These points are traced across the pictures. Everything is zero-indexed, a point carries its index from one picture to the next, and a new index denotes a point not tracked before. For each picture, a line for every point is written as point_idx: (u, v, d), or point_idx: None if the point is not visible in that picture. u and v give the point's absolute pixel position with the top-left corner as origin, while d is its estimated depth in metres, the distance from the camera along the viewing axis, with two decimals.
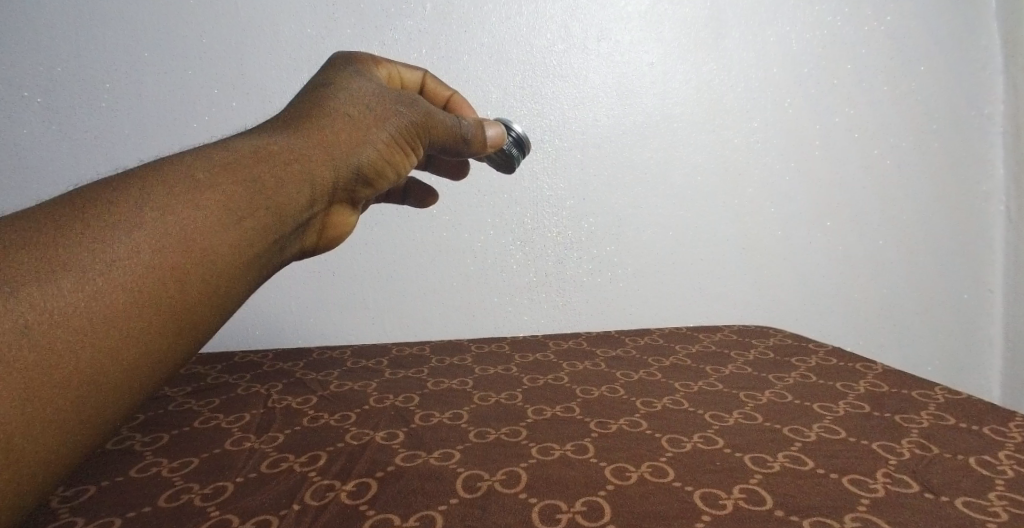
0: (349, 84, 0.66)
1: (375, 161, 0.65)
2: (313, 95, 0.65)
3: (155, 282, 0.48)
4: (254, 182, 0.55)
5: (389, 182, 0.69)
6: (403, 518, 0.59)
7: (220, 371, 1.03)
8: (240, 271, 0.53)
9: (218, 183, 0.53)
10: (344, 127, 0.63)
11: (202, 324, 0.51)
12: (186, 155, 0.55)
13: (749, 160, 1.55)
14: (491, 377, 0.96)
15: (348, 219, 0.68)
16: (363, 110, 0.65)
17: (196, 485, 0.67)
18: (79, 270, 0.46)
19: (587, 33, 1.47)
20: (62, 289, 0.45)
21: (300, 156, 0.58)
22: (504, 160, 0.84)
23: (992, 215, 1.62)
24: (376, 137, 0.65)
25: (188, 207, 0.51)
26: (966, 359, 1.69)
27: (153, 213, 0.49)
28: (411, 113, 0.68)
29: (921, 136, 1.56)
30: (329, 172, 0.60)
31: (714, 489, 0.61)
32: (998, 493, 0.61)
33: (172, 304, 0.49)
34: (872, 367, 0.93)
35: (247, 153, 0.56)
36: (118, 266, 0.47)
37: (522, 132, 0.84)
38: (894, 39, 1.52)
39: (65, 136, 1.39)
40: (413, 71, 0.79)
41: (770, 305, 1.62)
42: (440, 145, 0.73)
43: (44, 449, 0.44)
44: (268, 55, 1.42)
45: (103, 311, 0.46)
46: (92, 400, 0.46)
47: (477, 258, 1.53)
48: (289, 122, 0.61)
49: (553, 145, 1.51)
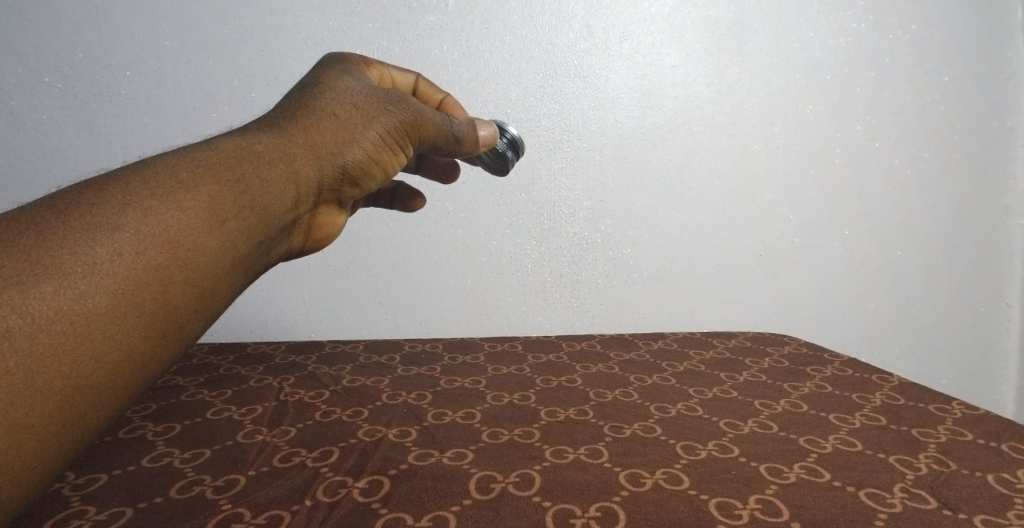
0: (337, 82, 0.65)
1: (362, 161, 0.63)
2: (300, 94, 0.63)
3: (140, 282, 0.47)
4: (237, 182, 0.53)
5: (377, 182, 0.67)
6: (415, 518, 0.59)
7: (232, 363, 1.03)
8: (226, 272, 0.52)
9: (201, 182, 0.52)
10: (330, 127, 0.61)
11: (188, 326, 0.50)
12: (169, 154, 0.53)
13: (769, 165, 1.54)
14: (504, 378, 0.96)
15: (337, 219, 0.66)
16: (350, 109, 0.63)
17: (207, 477, 0.66)
18: (62, 271, 0.45)
19: (609, 33, 1.46)
20: (44, 291, 0.44)
21: (284, 157, 0.57)
22: (498, 161, 0.82)
23: (1011, 228, 1.61)
24: (363, 137, 0.63)
25: (172, 207, 0.50)
26: (981, 374, 1.69)
27: (136, 213, 0.48)
28: (401, 111, 0.66)
29: (943, 147, 1.55)
30: (314, 172, 0.59)
31: (729, 499, 0.61)
32: (1017, 512, 0.60)
33: (158, 304, 0.48)
34: (887, 379, 0.92)
35: (231, 153, 0.55)
36: (102, 266, 0.46)
37: (516, 134, 0.83)
38: (918, 48, 1.51)
39: (85, 124, 1.40)
40: (405, 75, 0.76)
41: (783, 313, 1.61)
42: (431, 144, 0.70)
43: (32, 450, 0.43)
44: (289, 47, 1.42)
45: (87, 312, 0.45)
46: (79, 401, 0.45)
47: (491, 256, 1.52)
48: (274, 122, 0.60)
49: (571, 146, 1.50)
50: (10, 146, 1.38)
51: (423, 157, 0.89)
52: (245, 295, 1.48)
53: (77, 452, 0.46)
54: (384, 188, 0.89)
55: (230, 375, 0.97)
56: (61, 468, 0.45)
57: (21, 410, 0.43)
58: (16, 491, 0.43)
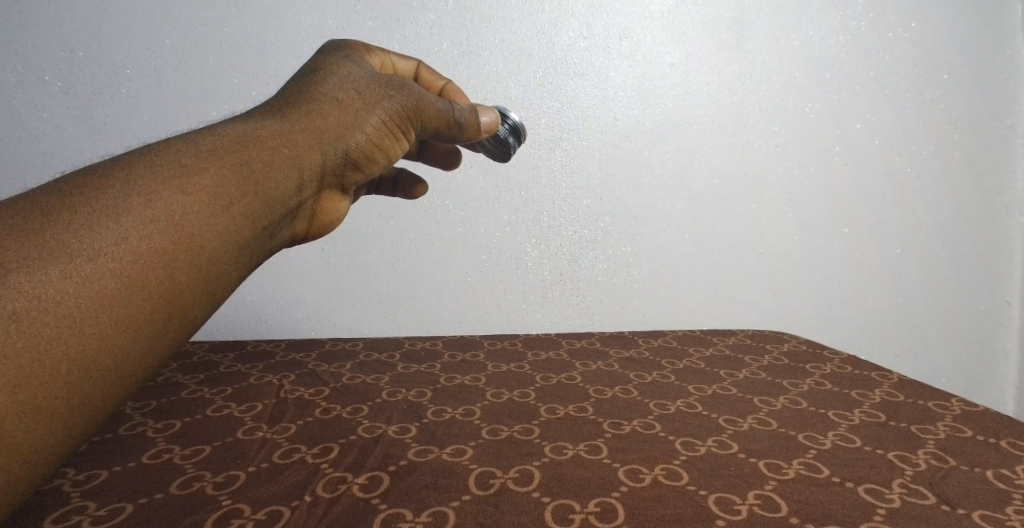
0: (338, 68, 0.64)
1: (364, 146, 0.63)
2: (301, 79, 0.63)
3: (144, 268, 0.47)
4: (241, 166, 0.53)
5: (379, 168, 0.67)
6: (414, 513, 0.59)
7: (232, 360, 1.03)
8: (231, 258, 0.52)
9: (205, 167, 0.52)
10: (333, 112, 0.61)
11: (192, 312, 0.50)
12: (172, 140, 0.53)
13: (769, 163, 1.54)
14: (504, 375, 0.96)
15: (339, 206, 0.66)
16: (352, 95, 0.63)
17: (208, 473, 0.67)
18: (67, 257, 0.45)
19: (609, 32, 1.46)
20: (49, 276, 0.44)
21: (288, 142, 0.57)
22: (500, 148, 0.82)
23: (1012, 226, 1.61)
24: (365, 122, 0.63)
25: (176, 192, 0.50)
26: (981, 373, 1.69)
27: (141, 198, 0.49)
28: (402, 96, 0.66)
29: (943, 145, 1.55)
30: (316, 157, 0.59)
31: (728, 494, 0.61)
32: (1016, 508, 0.60)
33: (161, 290, 0.48)
34: (887, 376, 0.92)
35: (234, 138, 0.55)
36: (106, 252, 0.46)
37: (519, 120, 0.82)
38: (918, 47, 1.51)
39: (85, 122, 1.40)
40: (406, 61, 0.76)
41: (782, 311, 1.62)
42: (432, 131, 0.70)
43: (36, 438, 0.43)
44: (291, 45, 1.42)
45: (92, 299, 0.45)
46: (84, 389, 0.45)
47: (491, 255, 1.52)
48: (277, 107, 0.60)
49: (571, 144, 1.50)
50: (10, 144, 1.38)
51: (425, 144, 0.89)
52: (245, 294, 1.48)
53: (82, 441, 0.46)
54: (387, 175, 0.89)
55: (230, 373, 0.97)
56: (63, 456, 0.45)
57: (26, 397, 0.43)
58: (20, 480, 0.43)
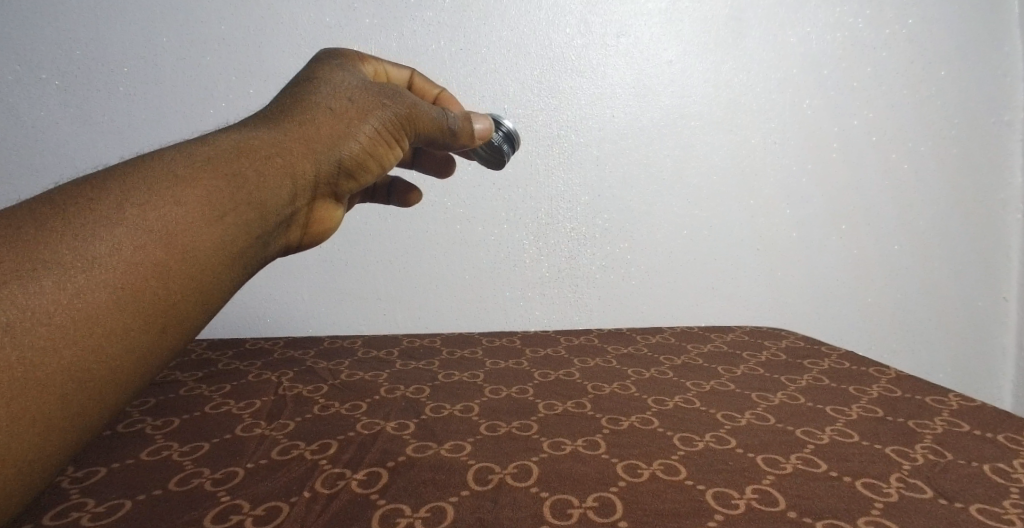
0: (332, 77, 0.64)
1: (358, 154, 0.63)
2: (295, 89, 0.63)
3: (139, 278, 0.47)
4: (235, 176, 0.54)
5: (373, 175, 0.67)
6: (413, 509, 0.59)
7: (231, 358, 1.03)
8: (225, 267, 0.52)
9: (199, 177, 0.52)
10: (327, 121, 0.61)
11: (186, 321, 0.50)
12: (166, 151, 0.53)
13: (766, 160, 1.54)
14: (503, 371, 0.96)
15: (333, 214, 0.66)
16: (345, 103, 0.63)
17: (207, 469, 0.67)
18: (62, 267, 0.45)
19: (606, 29, 1.47)
20: (43, 287, 0.44)
21: (281, 151, 0.57)
22: (493, 155, 0.82)
23: (1009, 223, 1.61)
24: (358, 131, 0.63)
25: (170, 202, 0.50)
26: (978, 368, 1.69)
27: (135, 208, 0.49)
28: (396, 105, 0.66)
29: (941, 141, 1.55)
30: (309, 167, 0.59)
31: (726, 489, 0.61)
32: (1013, 501, 0.60)
33: (156, 299, 0.48)
34: (884, 372, 0.93)
35: (227, 148, 0.55)
36: (101, 261, 0.46)
37: (512, 128, 0.83)
38: (916, 43, 1.51)
39: (82, 120, 1.40)
40: (401, 70, 0.77)
41: (780, 308, 1.62)
42: (425, 137, 0.71)
43: (32, 446, 0.43)
44: (289, 43, 1.42)
45: (86, 308, 0.45)
46: (79, 397, 0.45)
47: (489, 252, 1.53)
48: (270, 116, 0.60)
49: (569, 141, 1.50)
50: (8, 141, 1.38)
51: (420, 150, 0.89)
52: (244, 293, 1.48)
53: (77, 449, 0.46)
54: (382, 182, 0.89)
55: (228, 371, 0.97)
56: (60, 461, 0.45)
57: (22, 406, 0.43)
58: (16, 488, 0.43)
